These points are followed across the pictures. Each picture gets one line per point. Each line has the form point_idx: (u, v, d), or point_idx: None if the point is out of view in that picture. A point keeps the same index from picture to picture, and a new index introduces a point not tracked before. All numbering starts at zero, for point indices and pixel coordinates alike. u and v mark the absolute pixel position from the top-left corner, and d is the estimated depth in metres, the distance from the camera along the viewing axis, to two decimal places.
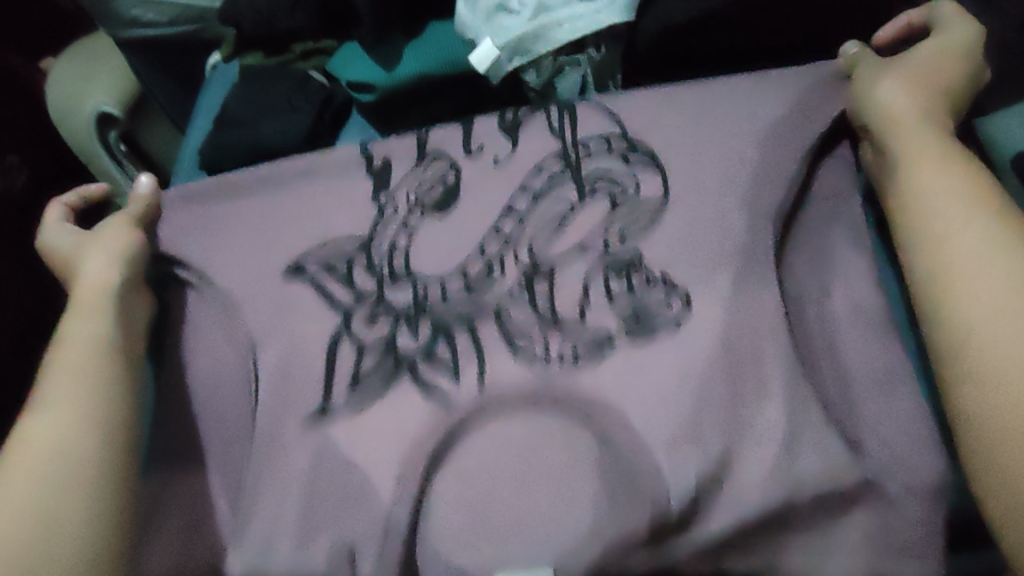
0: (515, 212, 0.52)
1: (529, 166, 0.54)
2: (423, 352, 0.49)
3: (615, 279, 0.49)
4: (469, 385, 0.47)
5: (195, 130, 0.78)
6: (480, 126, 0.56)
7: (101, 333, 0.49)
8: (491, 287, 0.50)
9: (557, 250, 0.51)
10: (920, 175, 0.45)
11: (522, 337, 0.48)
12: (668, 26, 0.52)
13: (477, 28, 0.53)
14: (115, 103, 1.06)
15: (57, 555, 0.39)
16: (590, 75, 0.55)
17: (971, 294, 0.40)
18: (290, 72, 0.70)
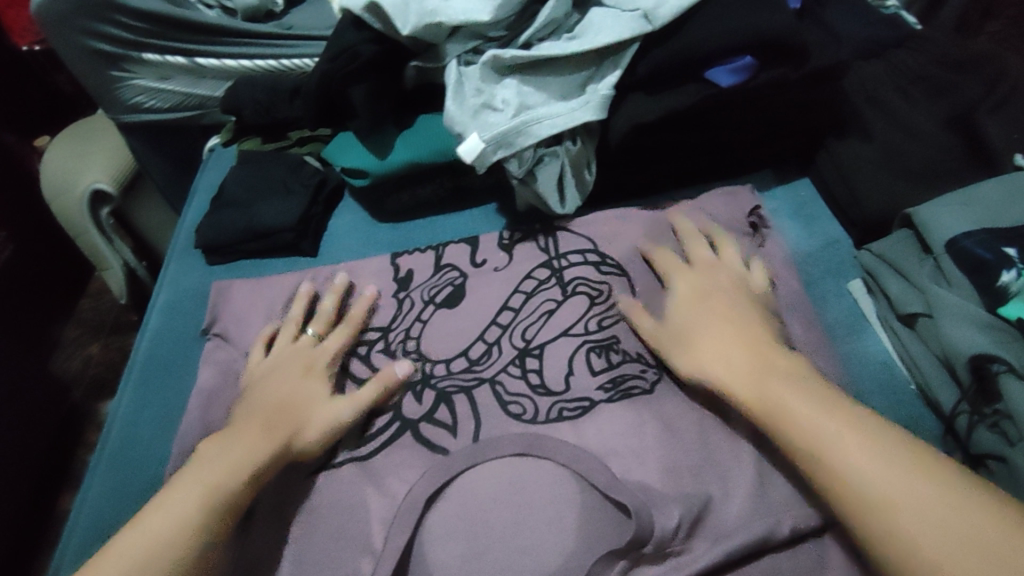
0: (508, 305, 0.57)
1: (524, 272, 0.60)
2: (428, 418, 0.51)
3: (597, 357, 0.53)
4: (464, 441, 0.49)
5: (192, 210, 0.81)
6: (483, 243, 0.63)
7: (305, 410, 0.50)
8: (488, 366, 0.54)
9: (544, 335, 0.55)
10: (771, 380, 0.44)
11: (515, 401, 0.51)
12: (637, 126, 0.57)
13: (464, 122, 0.57)
14: (109, 182, 1.09)
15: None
16: (568, 168, 0.59)
17: (830, 437, 0.39)
18: (285, 158, 0.76)
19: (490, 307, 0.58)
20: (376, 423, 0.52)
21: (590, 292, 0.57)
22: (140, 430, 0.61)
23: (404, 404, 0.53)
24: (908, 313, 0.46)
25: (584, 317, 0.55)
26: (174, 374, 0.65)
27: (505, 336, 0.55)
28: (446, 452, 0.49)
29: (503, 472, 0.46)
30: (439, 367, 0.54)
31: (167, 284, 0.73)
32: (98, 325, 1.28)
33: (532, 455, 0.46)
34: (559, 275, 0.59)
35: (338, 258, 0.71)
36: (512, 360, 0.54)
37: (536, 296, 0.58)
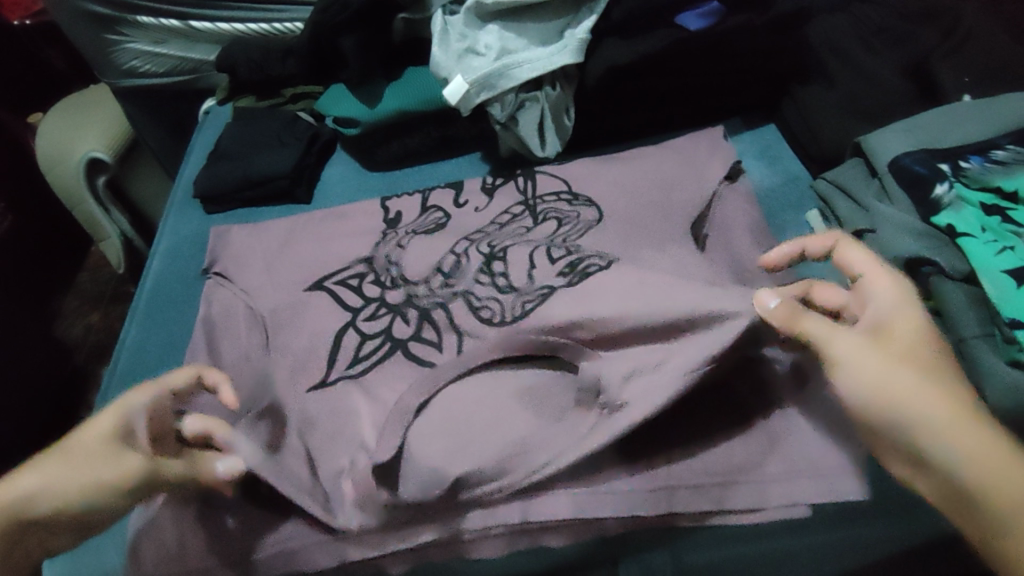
0: (482, 230, 0.62)
1: (501, 208, 0.64)
2: (415, 337, 0.55)
3: (553, 251, 0.56)
4: (449, 355, 0.53)
5: (190, 165, 0.84)
6: (467, 187, 0.68)
7: (82, 475, 0.41)
8: (461, 275, 0.58)
9: (510, 245, 0.59)
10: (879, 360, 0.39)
11: (485, 304, 0.55)
12: (611, 68, 0.61)
13: (449, 67, 0.61)
14: (105, 150, 1.12)
15: None
16: (548, 111, 0.63)
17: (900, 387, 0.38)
18: (280, 113, 0.79)
19: (464, 234, 0.62)
20: (366, 344, 0.55)
21: (558, 216, 0.60)
22: (146, 363, 0.65)
23: (393, 326, 0.56)
24: (854, 230, 0.51)
25: (552, 237, 0.59)
26: (177, 312, 0.69)
27: (473, 246, 0.60)
28: (432, 364, 0.53)
29: (482, 375, 0.50)
30: (422, 290, 0.58)
31: (167, 232, 0.77)
32: (98, 295, 1.31)
33: (509, 361, 0.50)
34: (533, 208, 0.62)
35: (331, 204, 0.74)
36: (481, 267, 0.57)
37: (509, 224, 0.62)
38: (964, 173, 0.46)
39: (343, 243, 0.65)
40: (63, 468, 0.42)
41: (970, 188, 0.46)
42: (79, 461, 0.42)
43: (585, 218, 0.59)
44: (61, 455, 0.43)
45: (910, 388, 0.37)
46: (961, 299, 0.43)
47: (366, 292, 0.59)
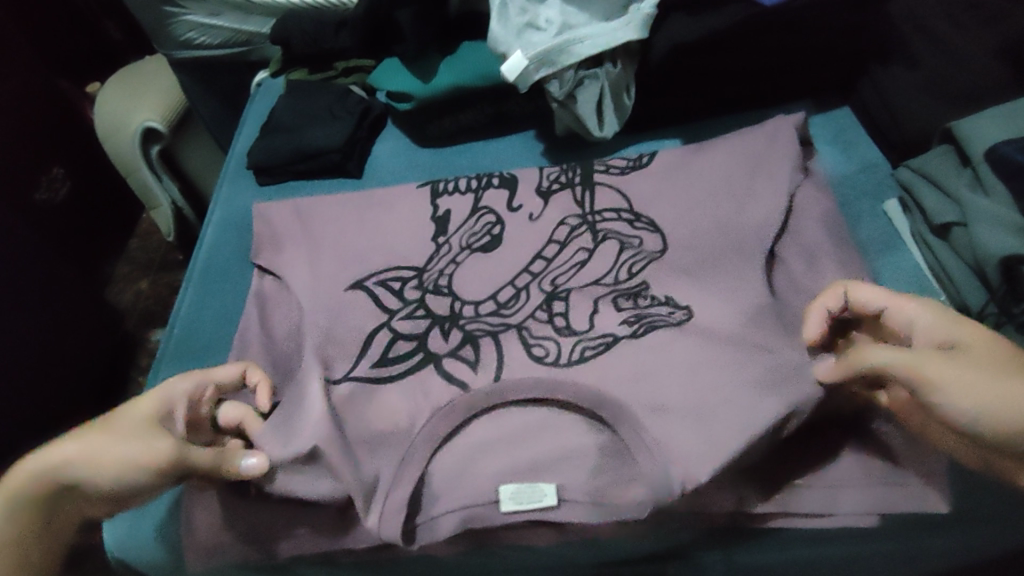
0: (541, 254, 0.58)
1: (557, 220, 0.60)
2: (453, 354, 0.53)
3: (623, 301, 0.53)
4: (486, 378, 0.51)
5: (242, 137, 0.84)
6: (523, 189, 0.63)
7: (125, 449, 0.43)
8: (518, 308, 0.55)
9: (573, 281, 0.56)
10: (961, 340, 0.40)
11: (539, 341, 0.52)
12: (676, 46, 0.58)
13: (508, 42, 0.59)
14: (161, 121, 1.13)
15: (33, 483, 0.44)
16: (608, 89, 0.60)
17: (993, 382, 0.38)
18: (332, 88, 0.79)
19: (524, 255, 0.58)
20: (400, 349, 0.54)
21: (622, 240, 0.57)
22: (201, 331, 0.66)
23: (429, 337, 0.55)
24: (942, 223, 0.48)
25: (614, 264, 0.56)
26: (229, 283, 0.69)
27: (535, 282, 0.56)
28: (466, 387, 0.51)
29: (527, 417, 0.49)
30: (468, 309, 0.56)
31: (220, 202, 0.77)
32: (147, 262, 1.34)
33: (552, 399, 0.49)
34: (591, 225, 0.59)
35: (378, 182, 0.73)
36: (540, 304, 0.55)
37: (568, 246, 0.58)
38: None
39: (391, 220, 0.63)
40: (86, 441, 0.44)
41: None
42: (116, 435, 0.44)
43: (648, 246, 0.56)
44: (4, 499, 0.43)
45: (1005, 374, 0.38)
46: None
47: (408, 298, 0.57)
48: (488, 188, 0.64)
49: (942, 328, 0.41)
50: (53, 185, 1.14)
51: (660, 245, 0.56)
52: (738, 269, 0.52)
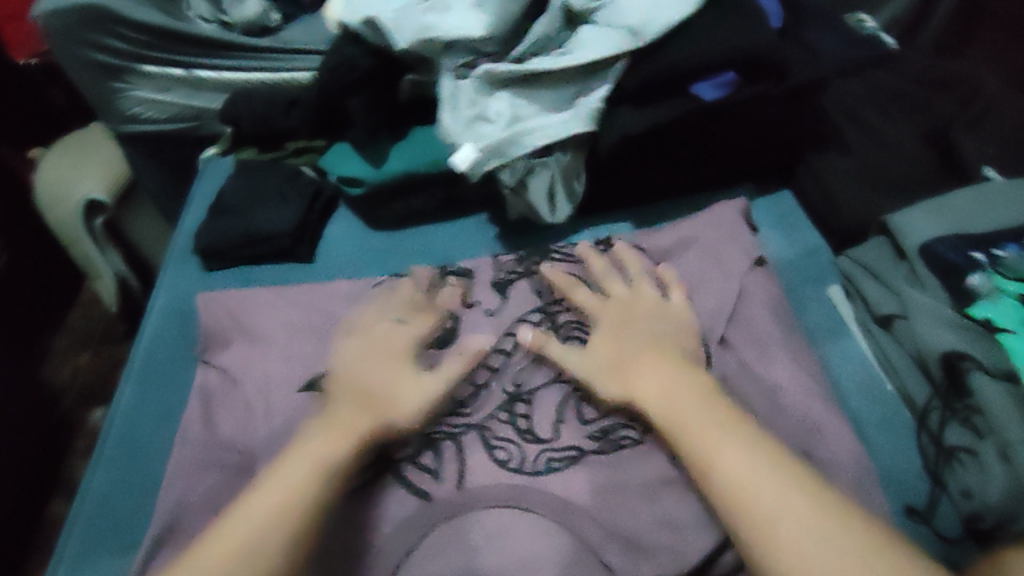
0: (500, 347, 0.58)
1: (517, 315, 0.60)
2: (412, 460, 0.51)
3: (587, 405, 0.53)
4: (447, 488, 0.49)
5: (189, 217, 0.82)
6: (477, 283, 0.63)
7: (338, 442, 0.49)
8: (478, 406, 0.54)
9: (535, 381, 0.55)
10: (724, 454, 0.43)
11: (501, 445, 0.51)
12: (624, 137, 0.59)
13: (459, 134, 0.60)
14: (103, 192, 1.10)
15: (264, 519, 0.44)
16: (559, 176, 0.61)
17: (758, 509, 0.40)
18: (283, 168, 0.78)
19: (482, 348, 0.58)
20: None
21: (584, 335, 0.57)
22: (141, 430, 0.62)
23: None
24: (885, 314, 0.49)
25: None
26: (172, 378, 0.66)
27: (495, 378, 0.56)
28: (427, 498, 0.49)
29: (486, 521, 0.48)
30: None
31: (164, 288, 0.74)
32: (88, 336, 1.27)
33: (518, 508, 0.48)
34: (552, 319, 0.59)
35: (330, 267, 0.72)
36: (502, 403, 0.54)
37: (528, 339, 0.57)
38: (1001, 263, 0.46)
39: (345, 314, 0.62)
40: (314, 449, 0.48)
41: (1011, 279, 0.45)
42: (335, 444, 0.49)
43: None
44: (239, 519, 0.44)
45: (762, 484, 0.41)
46: (1004, 399, 0.41)
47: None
48: (441, 279, 0.64)
49: (724, 437, 0.44)
50: None
51: None
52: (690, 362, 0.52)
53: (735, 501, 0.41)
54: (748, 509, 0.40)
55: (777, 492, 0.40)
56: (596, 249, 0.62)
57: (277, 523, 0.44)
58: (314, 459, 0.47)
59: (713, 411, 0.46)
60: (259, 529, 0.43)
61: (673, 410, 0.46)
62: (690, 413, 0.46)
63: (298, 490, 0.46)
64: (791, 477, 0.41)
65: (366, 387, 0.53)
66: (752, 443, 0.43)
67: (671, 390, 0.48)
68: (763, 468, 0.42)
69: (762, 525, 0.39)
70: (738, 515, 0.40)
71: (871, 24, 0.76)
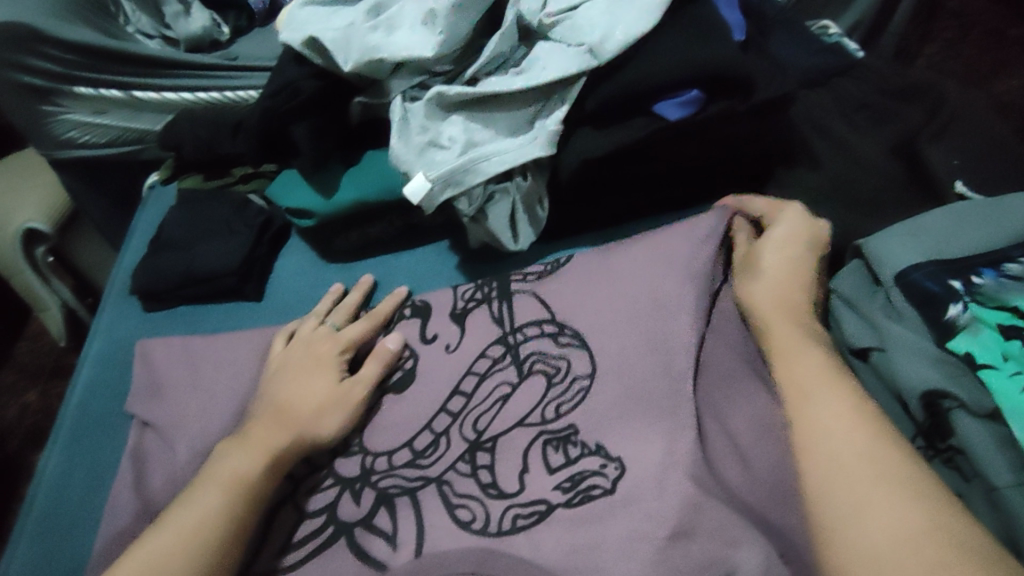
0: (459, 389, 0.54)
1: (477, 351, 0.56)
2: (365, 523, 0.49)
3: (554, 451, 0.50)
4: (405, 555, 0.47)
5: (129, 252, 0.77)
6: (436, 316, 0.59)
7: (243, 457, 0.49)
8: (438, 458, 0.51)
9: (497, 425, 0.52)
10: (831, 444, 0.41)
11: (462, 503, 0.49)
12: (585, 160, 0.56)
13: (410, 162, 0.56)
14: (44, 221, 1.02)
15: (210, 516, 0.45)
16: (520, 203, 0.58)
17: (858, 522, 0.37)
18: (228, 197, 0.73)
19: (440, 392, 0.55)
20: (306, 527, 0.50)
21: (548, 369, 0.54)
22: (69, 496, 0.57)
23: (339, 504, 0.51)
24: (862, 346, 0.48)
25: (541, 401, 0.52)
26: (105, 437, 0.61)
27: (454, 425, 0.53)
28: (382, 567, 0.47)
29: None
30: (380, 461, 0.52)
31: (100, 333, 0.69)
32: (37, 370, 1.17)
33: (482, 573, 0.45)
34: (515, 352, 0.56)
35: (283, 303, 0.68)
36: (462, 454, 0.51)
37: (490, 378, 0.55)
38: (980, 291, 0.44)
39: None
40: (229, 460, 0.49)
41: (989, 308, 0.43)
42: (243, 451, 0.50)
43: (577, 375, 0.53)
44: (164, 534, 0.44)
45: (865, 481, 0.38)
46: (987, 441, 0.40)
47: (315, 458, 0.53)
48: (398, 317, 0.61)
49: (839, 422, 0.42)
50: None
51: (586, 363, 0.53)
52: (664, 403, 0.49)
53: (825, 499, 0.39)
54: (832, 523, 0.38)
55: (882, 497, 0.37)
56: (557, 275, 0.59)
57: (205, 527, 0.45)
58: (219, 477, 0.48)
59: (841, 394, 0.43)
60: (192, 537, 0.44)
61: (796, 386, 0.45)
62: (814, 390, 0.44)
63: (232, 487, 0.47)
64: (897, 479, 0.38)
65: (293, 389, 0.53)
66: (868, 434, 0.41)
67: (802, 358, 0.46)
68: (874, 462, 0.39)
69: (847, 534, 0.37)
70: (833, 519, 0.38)
71: (834, 29, 0.74)
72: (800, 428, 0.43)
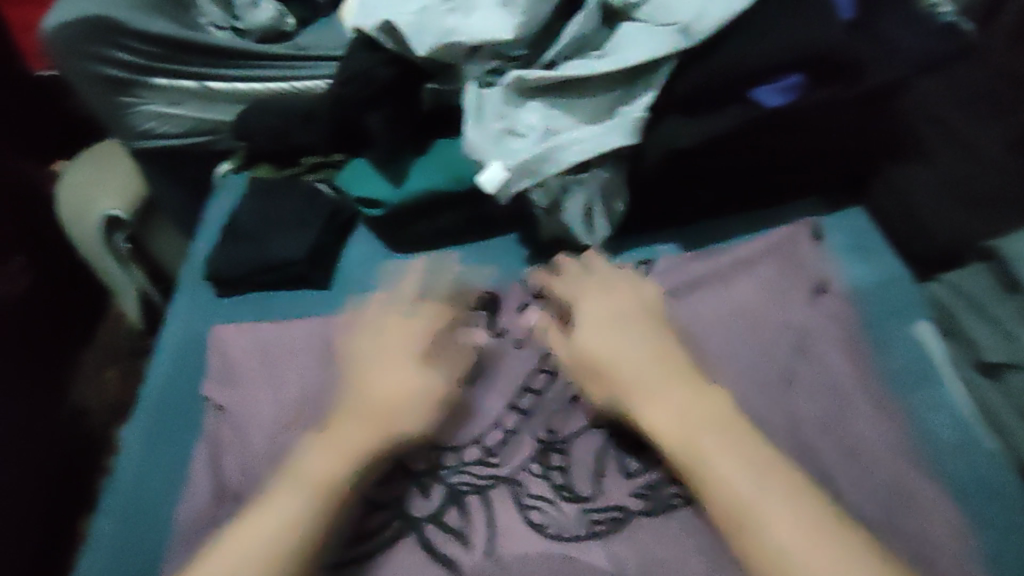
0: (530, 386, 0.52)
1: (550, 348, 0.54)
2: (434, 520, 0.47)
3: (630, 455, 0.48)
4: (477, 556, 0.45)
5: (202, 240, 0.78)
6: (507, 312, 0.57)
7: (334, 457, 0.45)
8: (510, 458, 0.49)
9: (571, 425, 0.50)
10: (720, 479, 0.41)
11: (537, 506, 0.46)
12: (674, 152, 0.53)
13: (485, 150, 0.53)
14: (124, 209, 1.06)
15: (294, 526, 0.42)
16: (598, 195, 0.54)
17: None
18: (297, 186, 0.73)
19: (512, 390, 0.52)
20: (369, 521, 0.47)
21: None
22: (148, 479, 0.56)
23: (408, 499, 0.48)
24: (992, 362, 0.48)
25: None
26: (177, 421, 0.60)
27: (525, 424, 0.51)
28: (451, 565, 0.45)
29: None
30: (448, 456, 0.50)
31: (175, 317, 0.69)
32: (115, 350, 1.24)
33: None
34: None
35: (350, 294, 0.66)
36: (535, 454, 0.49)
37: (563, 376, 0.52)
38: None
39: None
40: (318, 456, 0.45)
41: None
42: (333, 448, 0.46)
43: None
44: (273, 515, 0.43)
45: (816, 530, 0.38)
46: None
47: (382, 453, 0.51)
48: (469, 307, 0.57)
49: (706, 457, 0.42)
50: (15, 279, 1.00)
51: None
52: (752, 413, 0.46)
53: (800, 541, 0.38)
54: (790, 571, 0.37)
55: (839, 550, 0.37)
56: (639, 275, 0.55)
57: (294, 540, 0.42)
58: (311, 476, 0.44)
59: (699, 424, 0.43)
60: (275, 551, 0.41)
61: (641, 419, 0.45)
62: (672, 423, 0.44)
63: (320, 491, 0.44)
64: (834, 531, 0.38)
65: (377, 379, 0.49)
66: (755, 468, 0.41)
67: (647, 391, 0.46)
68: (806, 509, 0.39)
69: None
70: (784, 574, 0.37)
71: None
72: (689, 462, 0.43)
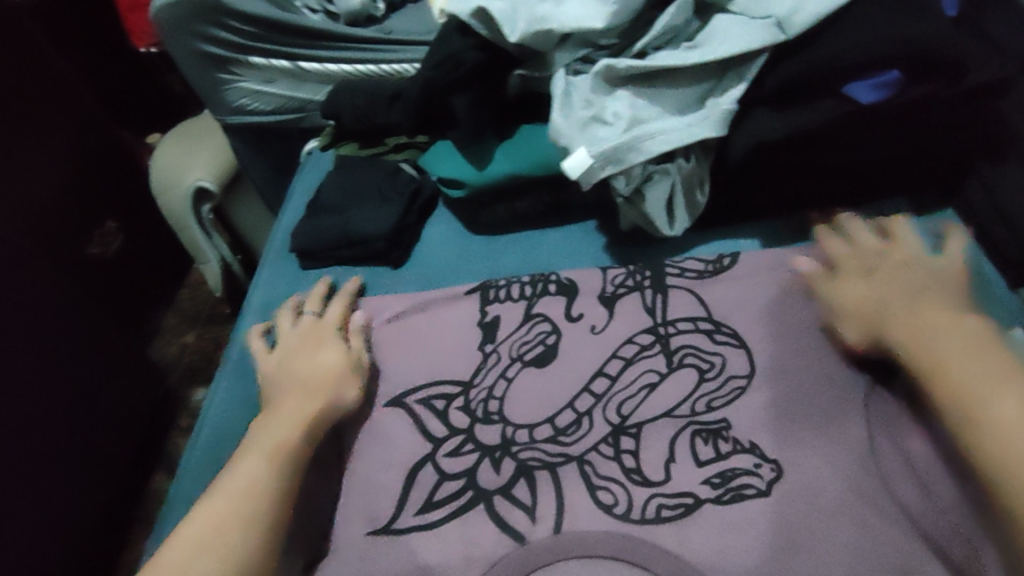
0: (604, 371, 0.53)
1: (624, 336, 0.55)
2: (503, 491, 0.49)
3: (703, 443, 0.49)
4: (543, 530, 0.47)
5: (290, 214, 0.82)
6: (583, 297, 0.58)
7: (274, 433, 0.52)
8: (581, 438, 0.51)
9: (643, 412, 0.51)
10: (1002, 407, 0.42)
11: (604, 485, 0.48)
12: (760, 144, 0.53)
13: (571, 136, 0.54)
14: (211, 179, 1.12)
15: (242, 491, 0.48)
16: (680, 185, 0.55)
17: None
18: (381, 164, 0.75)
19: (585, 371, 0.54)
20: (445, 488, 0.50)
21: (700, 364, 0.52)
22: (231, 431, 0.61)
23: (479, 469, 0.51)
24: None
25: (691, 395, 0.51)
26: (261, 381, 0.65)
27: (597, 407, 0.52)
28: (520, 538, 0.47)
29: (584, 571, 0.45)
30: (520, 432, 0.52)
31: (261, 284, 0.75)
32: (195, 314, 1.29)
33: (623, 559, 0.45)
34: (664, 342, 0.54)
35: (428, 272, 0.70)
36: (604, 437, 0.50)
37: (637, 364, 0.53)
38: None
39: (437, 329, 0.59)
40: (267, 433, 0.52)
41: None
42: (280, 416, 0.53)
43: (734, 375, 0.51)
44: (204, 514, 0.47)
45: None
46: None
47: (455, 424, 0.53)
48: (542, 293, 0.59)
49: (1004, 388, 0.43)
50: (106, 240, 1.11)
51: (743, 362, 0.51)
52: (819, 417, 0.48)
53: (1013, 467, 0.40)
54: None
55: None
56: (718, 270, 0.57)
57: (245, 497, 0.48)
58: (259, 448, 0.51)
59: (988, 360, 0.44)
60: (243, 508, 0.47)
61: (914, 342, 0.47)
62: (941, 349, 0.45)
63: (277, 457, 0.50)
64: None
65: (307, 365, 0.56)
66: None
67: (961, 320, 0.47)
68: None
69: None
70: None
71: None
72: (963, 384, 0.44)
